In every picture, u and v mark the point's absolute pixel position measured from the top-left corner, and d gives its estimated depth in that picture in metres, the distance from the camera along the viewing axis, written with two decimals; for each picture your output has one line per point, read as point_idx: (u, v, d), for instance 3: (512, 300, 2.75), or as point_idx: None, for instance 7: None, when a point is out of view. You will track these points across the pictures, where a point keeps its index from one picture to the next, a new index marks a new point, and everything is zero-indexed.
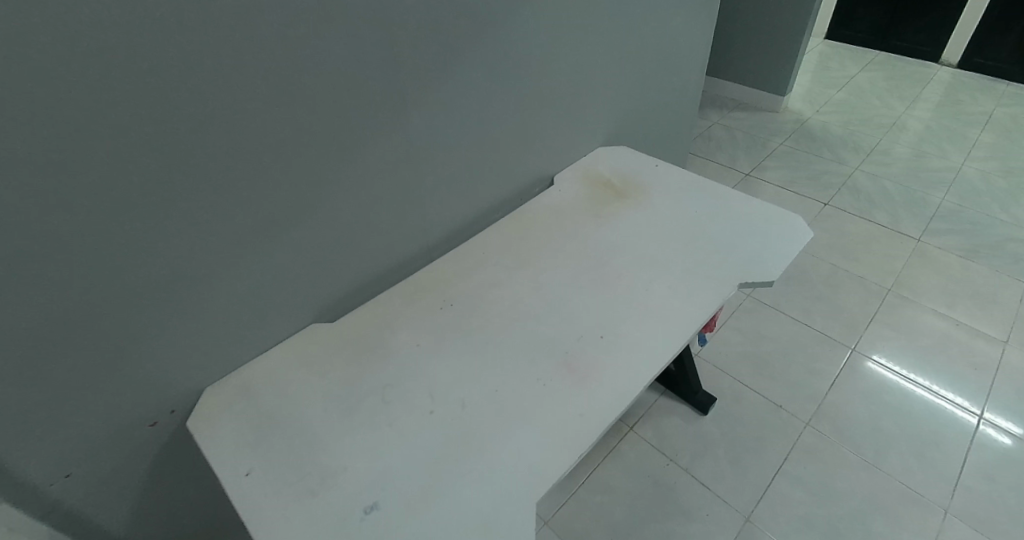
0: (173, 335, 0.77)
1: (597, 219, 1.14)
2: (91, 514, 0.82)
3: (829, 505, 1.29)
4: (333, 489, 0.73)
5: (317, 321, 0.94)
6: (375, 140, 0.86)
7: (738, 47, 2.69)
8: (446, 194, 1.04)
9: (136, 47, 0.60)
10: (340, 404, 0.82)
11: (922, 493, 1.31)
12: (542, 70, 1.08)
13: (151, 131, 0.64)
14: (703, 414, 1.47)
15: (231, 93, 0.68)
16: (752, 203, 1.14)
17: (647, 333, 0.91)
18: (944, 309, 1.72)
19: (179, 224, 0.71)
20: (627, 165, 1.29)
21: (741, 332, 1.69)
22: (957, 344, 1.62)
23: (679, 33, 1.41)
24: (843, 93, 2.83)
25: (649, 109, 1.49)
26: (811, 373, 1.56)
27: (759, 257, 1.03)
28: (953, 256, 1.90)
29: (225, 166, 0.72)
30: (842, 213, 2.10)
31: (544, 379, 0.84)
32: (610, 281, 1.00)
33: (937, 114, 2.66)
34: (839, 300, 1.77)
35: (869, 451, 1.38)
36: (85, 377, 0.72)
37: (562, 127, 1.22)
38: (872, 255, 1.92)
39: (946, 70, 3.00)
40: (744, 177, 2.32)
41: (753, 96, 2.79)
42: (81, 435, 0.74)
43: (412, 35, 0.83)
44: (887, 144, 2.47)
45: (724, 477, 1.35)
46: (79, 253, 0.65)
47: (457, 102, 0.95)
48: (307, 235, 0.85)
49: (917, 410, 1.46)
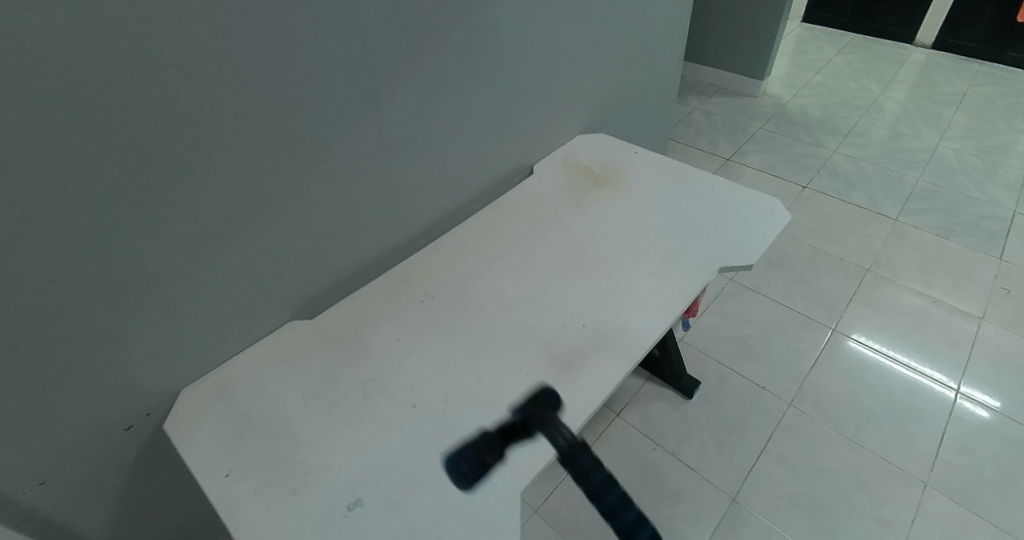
0: (146, 337, 0.75)
1: (576, 207, 1.13)
2: (68, 520, 0.80)
3: (813, 483, 1.31)
4: (315, 487, 0.72)
5: (296, 317, 0.93)
6: (349, 133, 0.85)
7: (716, 31, 2.69)
8: (424, 185, 1.02)
9: (93, 41, 0.58)
10: (321, 401, 0.81)
11: (902, 468, 1.33)
12: (519, 57, 1.07)
13: (115, 128, 0.62)
14: (688, 398, 1.48)
15: (198, 87, 0.66)
16: (731, 188, 1.15)
17: (629, 320, 0.91)
18: (921, 287, 1.75)
19: (148, 223, 0.69)
20: (606, 152, 1.29)
21: (724, 316, 1.70)
22: (934, 321, 1.65)
23: (656, 17, 1.40)
24: (820, 76, 2.85)
25: (627, 95, 1.48)
26: (793, 354, 1.58)
27: (738, 241, 1.03)
28: (930, 235, 1.93)
29: (194, 162, 0.70)
30: (821, 195, 2.12)
31: (527, 369, 0.84)
32: (591, 269, 1.00)
33: (913, 95, 2.69)
34: (820, 281, 1.79)
35: (852, 429, 1.41)
36: (56, 384, 0.70)
37: (540, 115, 1.21)
38: (851, 236, 1.94)
39: (921, 50, 3.03)
40: (724, 162, 2.33)
41: (731, 81, 2.80)
42: (54, 442, 0.73)
43: (384, 24, 0.81)
44: (864, 125, 2.49)
45: (710, 459, 1.36)
46: (43, 258, 0.63)
47: (432, 91, 0.94)
48: (282, 231, 0.84)
49: (897, 387, 1.49)
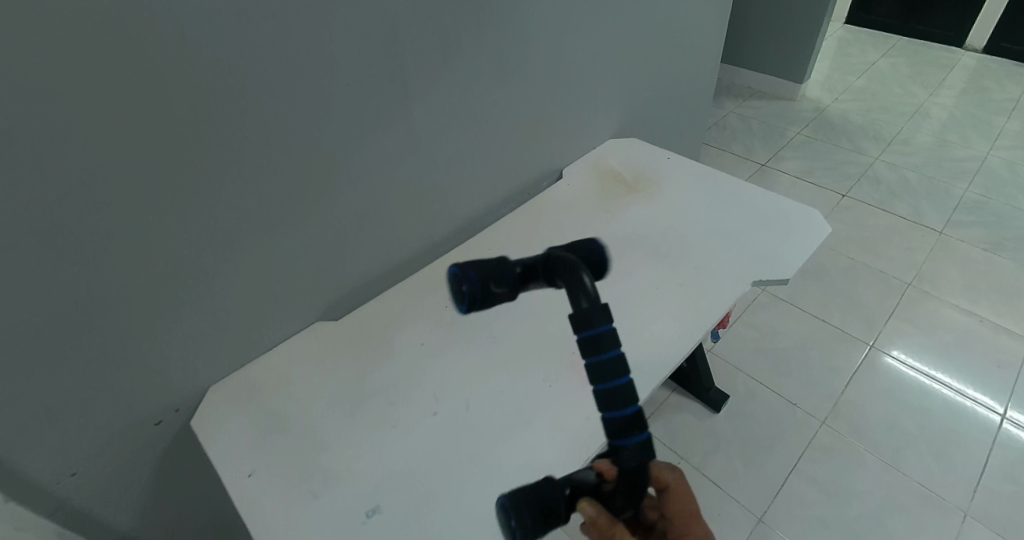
0: (176, 335, 0.77)
1: (605, 213, 1.11)
2: (98, 512, 0.82)
3: (844, 505, 1.27)
4: (336, 492, 0.72)
5: (322, 318, 0.94)
6: (379, 136, 0.85)
7: (755, 33, 2.63)
8: (453, 189, 1.02)
9: (131, 43, 0.58)
10: (344, 404, 0.81)
11: (941, 494, 1.28)
12: (551, 60, 1.05)
13: (147, 129, 0.63)
14: (715, 411, 1.44)
15: (232, 90, 0.67)
16: (767, 197, 1.11)
17: (657, 333, 0.88)
18: (966, 303, 1.68)
19: (178, 223, 0.70)
20: (638, 158, 1.27)
21: (755, 327, 1.66)
22: (979, 340, 1.58)
23: (693, 19, 1.37)
24: (863, 80, 2.76)
25: (661, 98, 1.46)
26: (827, 370, 1.53)
27: (774, 253, 1.00)
28: (977, 249, 1.85)
29: (226, 164, 0.71)
30: (861, 204, 2.05)
31: (551, 380, 0.83)
32: (620, 278, 0.98)
33: (961, 101, 2.58)
34: (858, 294, 1.72)
35: (888, 451, 1.35)
36: (90, 378, 0.71)
37: (571, 119, 1.19)
38: (892, 248, 1.87)
39: (971, 54, 2.91)
40: (760, 168, 2.27)
41: (769, 84, 2.73)
42: (86, 435, 0.74)
43: (415, 26, 0.80)
44: (909, 132, 2.40)
45: (737, 476, 1.33)
46: (77, 255, 0.64)
47: (462, 94, 0.93)
48: (310, 233, 0.84)
49: (938, 409, 1.43)
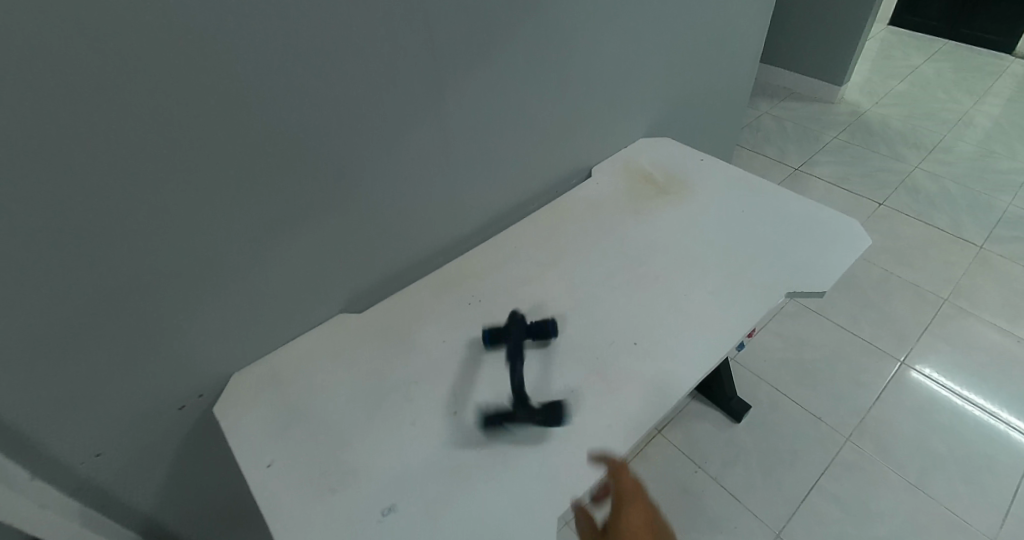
0: (203, 321, 0.77)
1: (635, 215, 1.09)
2: (119, 492, 0.83)
3: (865, 525, 1.24)
4: (353, 487, 0.72)
5: (346, 310, 0.93)
6: (410, 130, 0.83)
7: (794, 32, 2.55)
8: (481, 184, 1.00)
9: (169, 29, 0.58)
10: (365, 399, 0.81)
11: (968, 521, 1.23)
12: (587, 56, 1.03)
13: (181, 116, 0.62)
14: (736, 421, 1.42)
15: (265, 79, 0.66)
16: (803, 205, 1.08)
17: (684, 342, 0.86)
18: (1004, 323, 1.62)
19: (208, 211, 0.70)
20: (671, 158, 1.24)
21: (781, 337, 1.62)
22: (1017, 362, 1.52)
23: (734, 18, 1.33)
24: (905, 84, 2.67)
25: (697, 98, 1.42)
26: (854, 385, 1.49)
27: (810, 263, 0.96)
28: (1019, 266, 1.77)
29: (257, 154, 0.70)
30: (898, 214, 1.99)
31: (573, 385, 0.81)
32: (648, 282, 0.96)
33: (1009, 110, 2.47)
34: (889, 307, 1.68)
35: (915, 472, 1.31)
36: (117, 361, 0.72)
37: (604, 116, 1.17)
38: (929, 261, 1.81)
39: (1021, 61, 2.79)
40: (793, 172, 2.22)
41: (807, 85, 2.65)
42: (112, 416, 0.75)
43: (452, 18, 0.79)
44: (951, 140, 2.32)
45: (756, 489, 1.30)
46: (109, 240, 0.64)
47: (495, 89, 0.91)
48: (338, 225, 0.83)
49: (969, 431, 1.38)
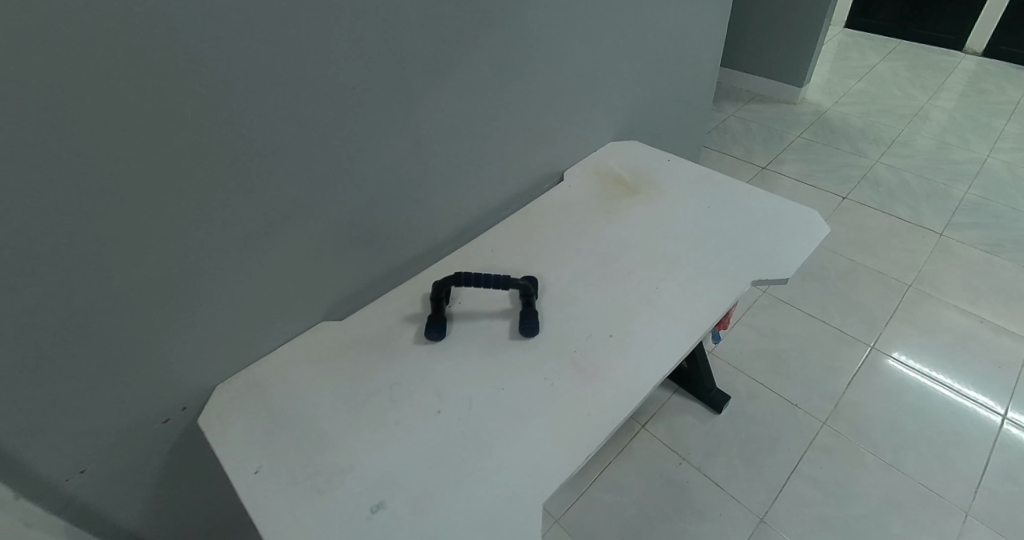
0: (184, 336, 0.78)
1: (606, 215, 1.13)
2: (104, 509, 0.83)
3: (845, 505, 1.27)
4: (339, 488, 0.73)
5: (326, 318, 0.95)
6: (383, 140, 0.86)
7: (756, 37, 2.65)
8: (454, 191, 1.03)
9: (141, 50, 0.60)
10: (348, 402, 0.82)
11: (942, 495, 1.28)
12: (553, 64, 1.07)
13: (156, 133, 0.64)
14: (716, 412, 1.45)
15: (238, 95, 0.68)
16: (764, 198, 1.13)
17: (658, 331, 0.90)
18: (966, 305, 1.68)
19: (185, 224, 0.71)
20: (638, 159, 1.28)
21: (756, 329, 1.66)
22: (980, 341, 1.58)
23: (693, 25, 1.38)
24: (863, 83, 2.77)
25: (662, 100, 1.47)
26: (828, 371, 1.53)
27: (773, 253, 1.01)
28: (977, 251, 1.85)
29: (232, 166, 0.72)
30: (861, 206, 2.06)
31: (552, 378, 0.84)
32: (620, 278, 0.99)
33: (961, 104, 2.59)
34: (858, 296, 1.73)
35: (889, 451, 1.36)
36: (98, 376, 0.73)
37: (573, 121, 1.20)
38: (893, 250, 1.88)
39: (971, 57, 2.93)
40: (760, 171, 2.29)
41: (769, 87, 2.75)
42: (94, 432, 0.76)
43: (420, 31, 0.82)
44: (908, 134, 2.41)
45: (738, 477, 1.33)
46: (86, 255, 0.65)
47: (464, 98, 0.94)
48: (314, 235, 0.85)
49: (938, 409, 1.43)
